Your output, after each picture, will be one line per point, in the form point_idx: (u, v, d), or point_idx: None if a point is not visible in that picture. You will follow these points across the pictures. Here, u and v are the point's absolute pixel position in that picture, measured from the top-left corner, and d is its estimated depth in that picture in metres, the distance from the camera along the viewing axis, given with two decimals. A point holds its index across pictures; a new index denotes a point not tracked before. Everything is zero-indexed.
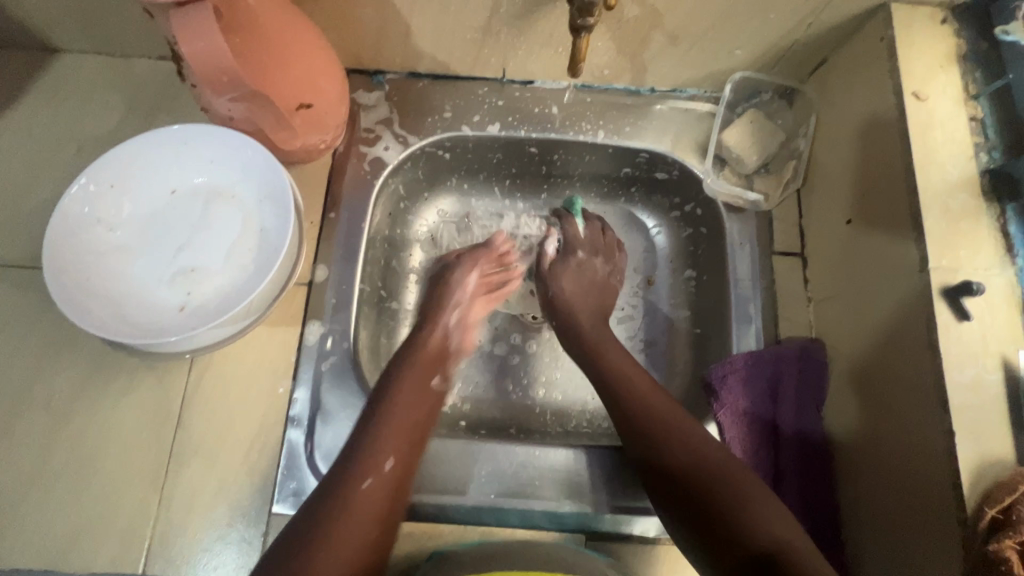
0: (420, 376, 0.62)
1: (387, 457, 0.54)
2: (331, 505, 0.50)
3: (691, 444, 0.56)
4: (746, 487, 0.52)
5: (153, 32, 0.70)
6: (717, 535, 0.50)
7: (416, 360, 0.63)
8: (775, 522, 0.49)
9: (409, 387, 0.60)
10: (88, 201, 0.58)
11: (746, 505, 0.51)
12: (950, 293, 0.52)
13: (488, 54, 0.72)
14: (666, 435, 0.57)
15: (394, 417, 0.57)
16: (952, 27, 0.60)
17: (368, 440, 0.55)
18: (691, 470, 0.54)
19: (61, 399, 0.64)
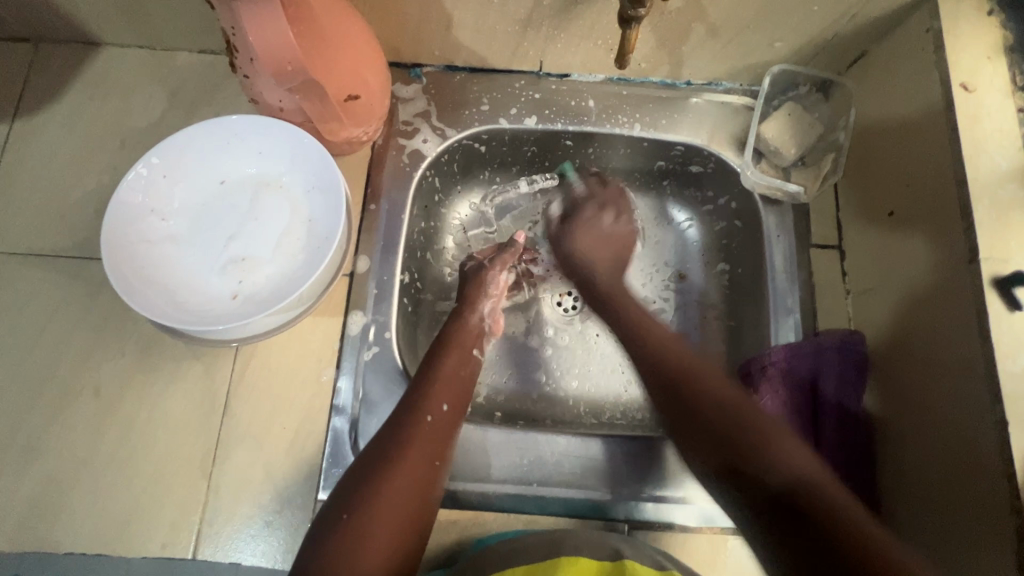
0: (452, 371, 0.63)
1: (423, 446, 0.56)
2: (369, 490, 0.52)
3: (714, 390, 0.56)
4: (769, 429, 0.52)
5: (197, 26, 0.70)
6: (742, 474, 0.51)
7: (450, 353, 0.65)
8: (802, 455, 0.50)
9: (449, 359, 0.64)
10: (142, 191, 0.59)
11: (773, 444, 0.51)
12: (1000, 284, 0.52)
13: (527, 47, 0.72)
14: (694, 382, 0.57)
15: (434, 407, 0.59)
16: (998, 18, 0.60)
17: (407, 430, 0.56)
18: (716, 415, 0.54)
19: (109, 386, 0.65)
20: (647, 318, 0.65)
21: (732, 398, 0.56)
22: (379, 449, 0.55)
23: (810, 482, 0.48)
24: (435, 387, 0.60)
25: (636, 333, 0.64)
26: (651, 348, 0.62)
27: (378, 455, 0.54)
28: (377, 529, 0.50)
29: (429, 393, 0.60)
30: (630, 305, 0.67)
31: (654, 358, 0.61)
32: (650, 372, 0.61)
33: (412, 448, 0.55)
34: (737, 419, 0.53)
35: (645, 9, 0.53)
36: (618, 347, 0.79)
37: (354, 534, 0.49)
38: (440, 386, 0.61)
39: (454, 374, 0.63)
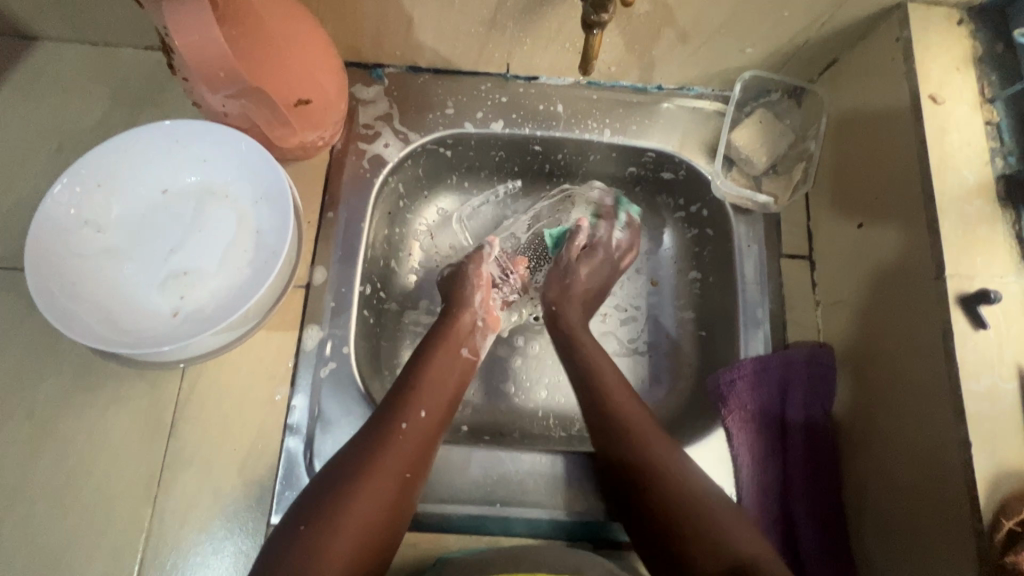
0: (440, 369, 0.62)
1: (396, 455, 0.54)
2: (335, 498, 0.51)
3: (663, 475, 0.55)
4: (714, 507, 0.53)
5: (139, 21, 0.66)
6: (686, 565, 0.50)
7: (441, 351, 0.63)
8: (746, 538, 0.51)
9: (438, 360, 0.62)
10: (74, 202, 0.55)
11: (715, 525, 0.51)
12: (966, 302, 0.51)
13: (492, 49, 0.69)
14: (640, 449, 0.57)
15: (411, 413, 0.57)
16: (967, 29, 0.59)
17: (381, 437, 0.55)
18: (663, 512, 0.53)
19: (46, 408, 0.61)
20: (622, 387, 0.62)
21: (682, 476, 0.55)
22: (350, 454, 0.54)
23: (755, 561, 0.49)
24: (418, 390, 0.59)
25: (605, 401, 0.61)
26: (624, 428, 0.59)
27: (348, 462, 0.53)
28: (343, 536, 0.49)
29: (408, 397, 0.58)
30: (570, 309, 0.70)
31: (617, 442, 0.58)
32: (598, 430, 0.60)
33: (383, 455, 0.54)
34: (682, 501, 0.53)
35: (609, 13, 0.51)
36: None
37: (317, 539, 0.48)
38: (421, 387, 0.59)
39: (444, 373, 0.62)
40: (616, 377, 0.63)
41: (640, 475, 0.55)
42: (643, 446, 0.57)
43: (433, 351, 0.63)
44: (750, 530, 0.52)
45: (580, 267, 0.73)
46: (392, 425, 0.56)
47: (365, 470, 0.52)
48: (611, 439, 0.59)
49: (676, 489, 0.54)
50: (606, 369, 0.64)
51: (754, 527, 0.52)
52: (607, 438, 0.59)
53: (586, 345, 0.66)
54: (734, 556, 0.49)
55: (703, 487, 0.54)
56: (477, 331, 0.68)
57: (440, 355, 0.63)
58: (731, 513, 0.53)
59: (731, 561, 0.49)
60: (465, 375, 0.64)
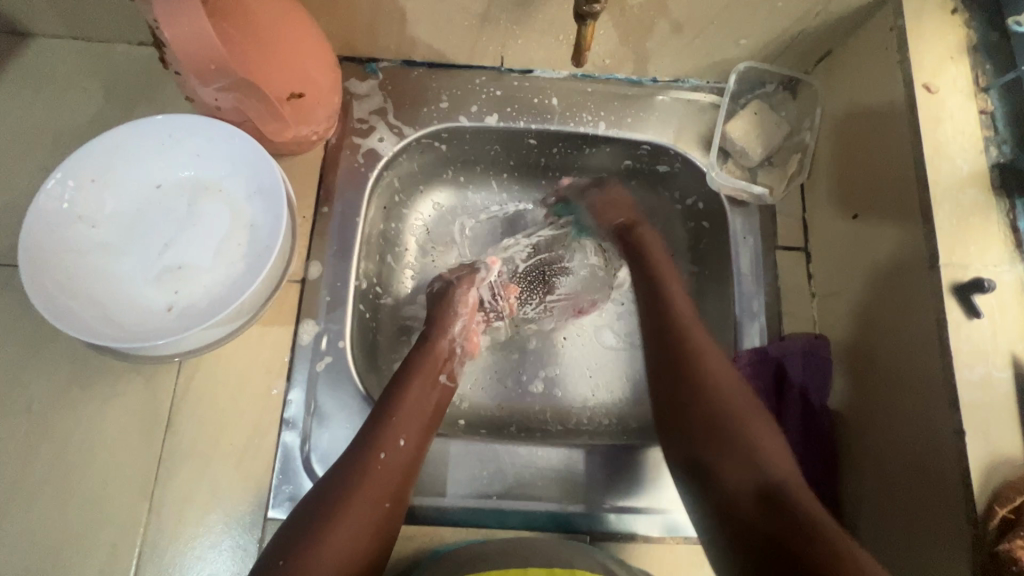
0: (416, 399, 0.61)
1: (370, 492, 0.53)
2: (311, 536, 0.50)
3: (722, 388, 0.58)
4: (749, 419, 0.56)
5: (131, 16, 0.66)
6: (712, 470, 0.54)
7: (417, 379, 0.62)
8: (777, 450, 0.54)
9: (414, 389, 0.61)
10: (68, 198, 0.55)
11: (751, 433, 0.55)
12: (960, 291, 0.51)
13: (486, 42, 0.69)
14: (692, 356, 0.60)
15: (389, 443, 0.56)
16: (962, 17, 0.59)
17: (358, 469, 0.54)
18: (700, 415, 0.56)
19: (43, 404, 0.61)
20: (693, 316, 0.64)
21: (727, 389, 0.58)
22: (327, 487, 0.53)
23: (777, 476, 0.52)
24: (396, 419, 0.58)
25: (680, 319, 0.64)
26: (682, 337, 0.61)
27: (325, 495, 0.53)
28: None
29: (387, 426, 0.57)
30: (661, 264, 0.70)
31: (698, 361, 0.60)
32: (656, 337, 0.63)
33: (360, 487, 0.53)
34: (717, 413, 0.56)
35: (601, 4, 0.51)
36: (584, 351, 0.77)
37: None
38: (400, 416, 0.58)
39: (420, 402, 0.61)
40: (689, 310, 0.65)
41: (686, 378, 0.59)
42: (695, 354, 0.60)
43: (411, 377, 0.62)
44: (779, 441, 0.55)
45: (609, 214, 0.75)
46: (366, 459, 0.55)
47: (342, 505, 0.52)
48: (676, 349, 0.61)
49: (716, 398, 0.57)
50: (679, 301, 0.66)
51: (786, 447, 0.55)
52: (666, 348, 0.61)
53: (665, 286, 0.67)
54: (763, 474, 0.52)
55: (739, 398, 0.57)
56: (455, 357, 0.68)
57: (418, 382, 0.62)
58: (761, 425, 0.56)
59: (758, 478, 0.52)
60: (443, 401, 0.63)
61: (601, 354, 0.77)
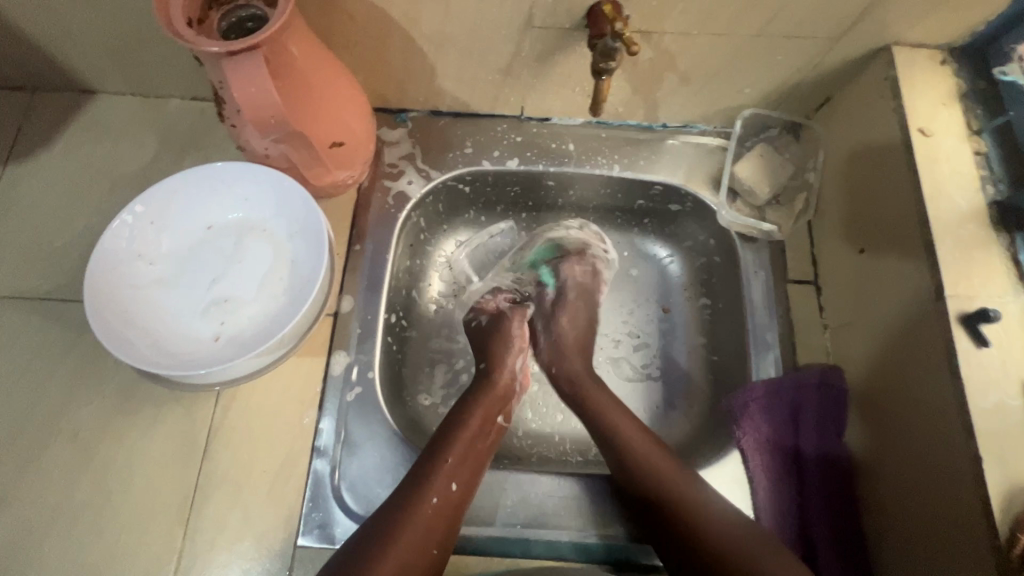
0: (472, 441, 0.61)
1: (425, 531, 0.54)
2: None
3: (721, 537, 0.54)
4: (760, 558, 0.52)
5: (189, 75, 0.73)
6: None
7: (474, 418, 0.63)
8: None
9: (472, 428, 0.62)
10: (129, 238, 0.60)
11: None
12: (967, 321, 0.53)
13: (508, 94, 0.75)
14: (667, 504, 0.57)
15: (443, 486, 0.57)
16: (950, 69, 0.64)
17: (414, 510, 0.55)
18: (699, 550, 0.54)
19: (88, 431, 0.64)
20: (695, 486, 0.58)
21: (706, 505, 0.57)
22: (375, 528, 0.53)
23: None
24: (448, 463, 0.58)
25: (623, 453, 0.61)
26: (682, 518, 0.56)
27: (375, 535, 0.53)
28: None
29: (434, 472, 0.57)
30: (599, 394, 0.66)
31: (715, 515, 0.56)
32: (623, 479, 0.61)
33: (410, 529, 0.54)
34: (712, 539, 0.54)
35: (615, 61, 0.57)
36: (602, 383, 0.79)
37: None
38: (451, 460, 0.59)
39: (476, 447, 0.61)
40: (655, 450, 0.61)
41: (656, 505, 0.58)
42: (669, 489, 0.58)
43: (461, 419, 0.62)
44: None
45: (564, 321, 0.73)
46: (424, 499, 0.55)
47: (391, 546, 0.52)
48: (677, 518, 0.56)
49: (700, 525, 0.55)
50: (613, 412, 0.64)
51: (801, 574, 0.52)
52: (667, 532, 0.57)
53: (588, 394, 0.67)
54: None
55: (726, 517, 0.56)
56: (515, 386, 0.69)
57: (469, 425, 0.62)
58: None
59: None
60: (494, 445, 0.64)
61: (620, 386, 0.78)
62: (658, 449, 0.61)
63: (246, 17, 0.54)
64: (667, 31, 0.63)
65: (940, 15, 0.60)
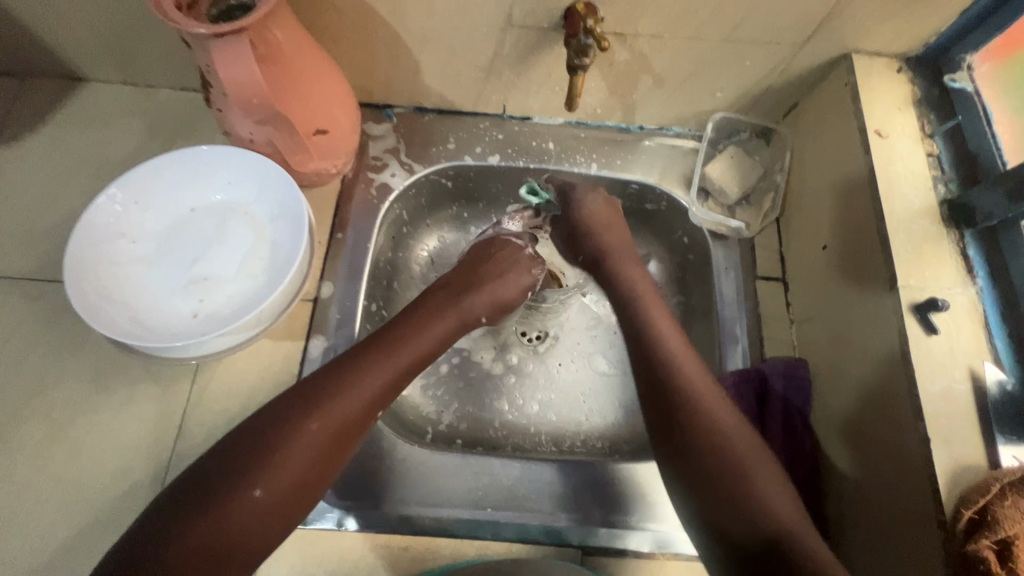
0: (421, 351, 0.60)
1: (345, 421, 0.52)
2: (268, 452, 0.49)
3: (741, 466, 0.52)
4: (755, 461, 0.52)
5: (179, 64, 0.75)
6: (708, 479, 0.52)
7: (438, 325, 0.63)
8: (777, 486, 0.51)
9: (419, 336, 0.60)
10: (111, 215, 0.62)
11: (712, 427, 0.54)
12: (918, 310, 0.56)
13: (491, 92, 0.77)
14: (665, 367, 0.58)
15: (378, 394, 0.55)
16: (905, 78, 0.68)
17: (339, 404, 0.53)
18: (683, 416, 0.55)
19: (62, 409, 0.64)
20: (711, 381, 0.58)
21: (700, 388, 0.57)
22: (261, 429, 0.50)
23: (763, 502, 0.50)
24: (389, 375, 0.56)
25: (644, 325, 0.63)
26: (689, 406, 0.55)
27: (281, 420, 0.51)
28: (263, 491, 0.48)
29: (343, 387, 0.53)
30: (626, 264, 0.70)
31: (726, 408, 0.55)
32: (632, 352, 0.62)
33: (305, 436, 0.50)
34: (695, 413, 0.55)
35: (589, 42, 0.60)
36: (578, 376, 0.80)
37: (227, 497, 0.47)
38: (388, 373, 0.56)
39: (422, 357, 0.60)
40: (656, 305, 0.65)
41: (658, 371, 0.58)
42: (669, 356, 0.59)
43: (401, 343, 0.59)
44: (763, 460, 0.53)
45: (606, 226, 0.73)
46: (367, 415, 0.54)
47: (280, 449, 0.49)
48: (689, 408, 0.55)
49: (694, 398, 0.56)
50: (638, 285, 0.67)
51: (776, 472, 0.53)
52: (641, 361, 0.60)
53: (620, 267, 0.70)
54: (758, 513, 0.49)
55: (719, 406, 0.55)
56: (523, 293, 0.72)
57: (413, 346, 0.59)
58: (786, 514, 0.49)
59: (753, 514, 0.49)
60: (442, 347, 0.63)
61: (594, 380, 0.80)
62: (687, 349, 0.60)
63: (235, 5, 0.56)
64: (640, 33, 0.66)
65: (895, 26, 0.64)
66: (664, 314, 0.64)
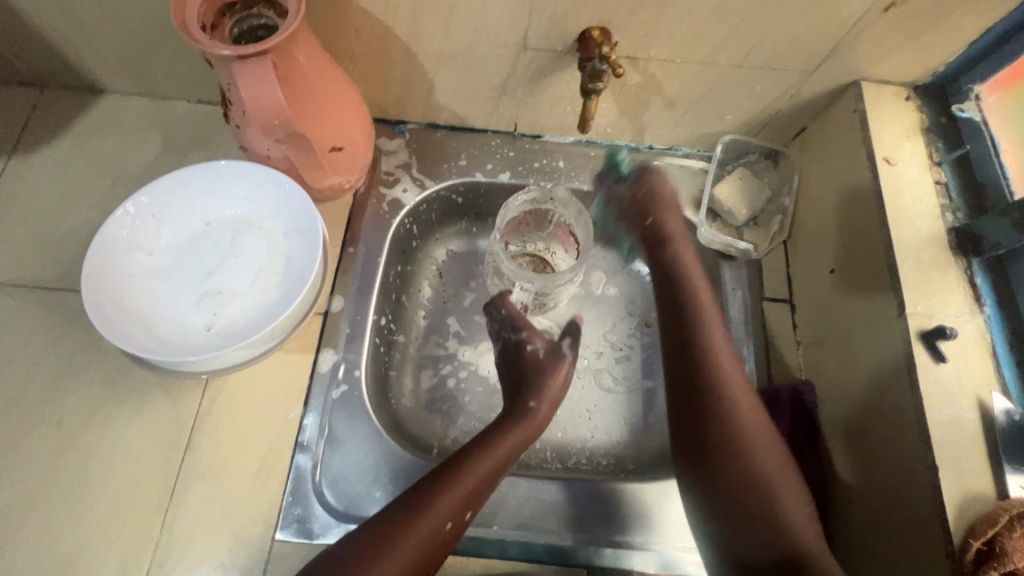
0: (511, 450, 0.64)
1: (447, 520, 0.57)
2: (382, 549, 0.54)
3: (786, 510, 0.57)
4: (781, 487, 0.58)
5: (198, 78, 0.76)
6: (747, 518, 0.57)
7: (520, 426, 0.66)
8: (802, 509, 0.57)
9: (507, 442, 0.64)
10: (129, 227, 0.62)
11: (749, 459, 0.59)
12: (926, 337, 0.57)
13: (503, 111, 0.79)
14: (717, 400, 0.62)
15: (472, 496, 0.59)
16: (913, 106, 0.69)
17: (439, 507, 0.57)
18: (732, 449, 0.60)
19: (72, 418, 0.65)
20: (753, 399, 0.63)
21: (752, 426, 0.61)
22: (377, 533, 0.55)
23: (795, 541, 0.55)
24: (480, 476, 0.60)
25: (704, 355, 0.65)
26: (730, 427, 0.61)
27: (393, 524, 0.56)
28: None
29: (454, 490, 0.58)
30: (692, 265, 0.73)
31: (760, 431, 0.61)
32: (680, 382, 0.65)
33: (418, 535, 0.55)
34: (743, 447, 0.60)
35: (602, 66, 0.60)
36: (584, 393, 0.81)
37: None
38: (478, 472, 0.60)
39: (509, 456, 0.64)
40: (722, 338, 0.67)
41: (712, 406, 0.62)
42: (724, 385, 0.63)
43: (490, 447, 0.63)
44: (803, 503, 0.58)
45: (669, 218, 0.77)
46: (461, 514, 0.58)
47: (401, 542, 0.55)
48: (730, 429, 0.61)
49: (744, 435, 0.60)
50: (706, 302, 0.69)
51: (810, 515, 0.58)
52: (696, 395, 0.63)
53: (692, 276, 0.72)
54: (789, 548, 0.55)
55: (762, 435, 0.61)
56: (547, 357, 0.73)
57: (500, 453, 0.63)
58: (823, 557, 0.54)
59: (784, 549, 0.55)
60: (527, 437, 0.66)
61: (600, 397, 0.80)
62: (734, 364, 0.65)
63: (256, 25, 0.57)
64: (653, 58, 0.67)
65: (904, 55, 0.65)
66: (718, 324, 0.68)
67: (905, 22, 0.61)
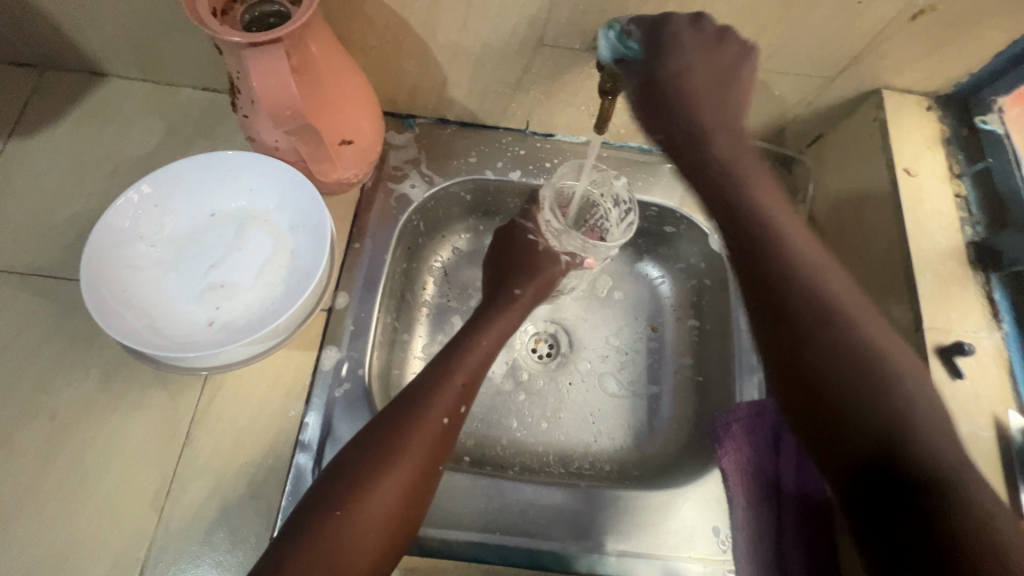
0: (480, 357, 0.65)
1: (425, 434, 0.57)
2: (362, 477, 0.53)
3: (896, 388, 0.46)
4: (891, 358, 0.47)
5: (204, 65, 0.74)
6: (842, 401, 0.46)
7: (497, 327, 0.69)
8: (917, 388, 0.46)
9: (479, 346, 0.66)
10: (132, 217, 0.61)
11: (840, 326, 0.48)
12: (945, 353, 0.56)
13: (516, 107, 0.77)
14: (795, 271, 0.50)
15: (451, 409, 0.60)
16: (933, 117, 0.68)
17: (411, 415, 0.57)
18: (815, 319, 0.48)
19: (68, 409, 0.63)
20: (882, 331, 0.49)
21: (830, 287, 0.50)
22: (358, 460, 0.54)
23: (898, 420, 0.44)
24: (457, 383, 0.61)
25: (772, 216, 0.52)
26: (842, 329, 0.48)
27: (372, 447, 0.55)
28: (371, 504, 0.52)
29: (421, 403, 0.58)
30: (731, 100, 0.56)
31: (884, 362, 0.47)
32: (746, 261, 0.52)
33: (405, 454, 0.55)
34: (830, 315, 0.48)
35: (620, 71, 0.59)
36: (588, 396, 0.79)
37: (340, 523, 0.51)
38: (453, 382, 0.61)
39: (481, 363, 0.65)
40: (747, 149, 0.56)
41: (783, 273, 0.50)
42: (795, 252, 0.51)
43: (462, 354, 0.64)
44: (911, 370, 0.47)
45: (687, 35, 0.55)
46: (438, 422, 0.58)
47: (389, 463, 0.54)
48: (809, 278, 0.50)
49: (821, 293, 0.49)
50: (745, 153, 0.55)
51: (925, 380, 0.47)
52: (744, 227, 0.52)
53: (737, 120, 0.57)
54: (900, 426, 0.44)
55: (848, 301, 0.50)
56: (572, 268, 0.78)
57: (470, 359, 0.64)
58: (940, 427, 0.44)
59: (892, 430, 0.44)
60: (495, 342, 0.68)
61: (605, 400, 0.79)
62: (830, 265, 0.52)
63: (269, 12, 0.55)
64: None
65: (928, 65, 0.64)
66: (768, 185, 0.55)
67: (932, 32, 0.60)
